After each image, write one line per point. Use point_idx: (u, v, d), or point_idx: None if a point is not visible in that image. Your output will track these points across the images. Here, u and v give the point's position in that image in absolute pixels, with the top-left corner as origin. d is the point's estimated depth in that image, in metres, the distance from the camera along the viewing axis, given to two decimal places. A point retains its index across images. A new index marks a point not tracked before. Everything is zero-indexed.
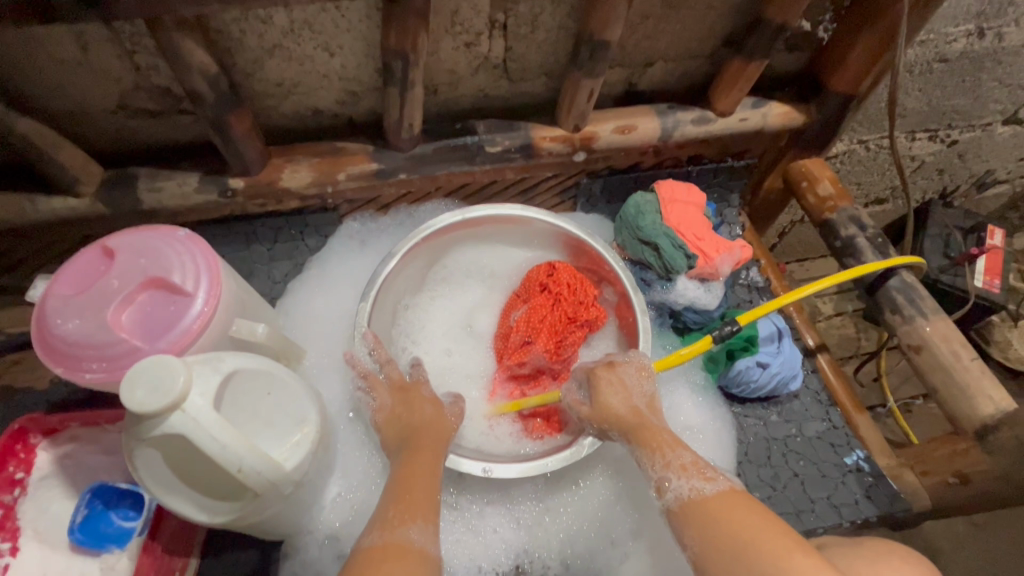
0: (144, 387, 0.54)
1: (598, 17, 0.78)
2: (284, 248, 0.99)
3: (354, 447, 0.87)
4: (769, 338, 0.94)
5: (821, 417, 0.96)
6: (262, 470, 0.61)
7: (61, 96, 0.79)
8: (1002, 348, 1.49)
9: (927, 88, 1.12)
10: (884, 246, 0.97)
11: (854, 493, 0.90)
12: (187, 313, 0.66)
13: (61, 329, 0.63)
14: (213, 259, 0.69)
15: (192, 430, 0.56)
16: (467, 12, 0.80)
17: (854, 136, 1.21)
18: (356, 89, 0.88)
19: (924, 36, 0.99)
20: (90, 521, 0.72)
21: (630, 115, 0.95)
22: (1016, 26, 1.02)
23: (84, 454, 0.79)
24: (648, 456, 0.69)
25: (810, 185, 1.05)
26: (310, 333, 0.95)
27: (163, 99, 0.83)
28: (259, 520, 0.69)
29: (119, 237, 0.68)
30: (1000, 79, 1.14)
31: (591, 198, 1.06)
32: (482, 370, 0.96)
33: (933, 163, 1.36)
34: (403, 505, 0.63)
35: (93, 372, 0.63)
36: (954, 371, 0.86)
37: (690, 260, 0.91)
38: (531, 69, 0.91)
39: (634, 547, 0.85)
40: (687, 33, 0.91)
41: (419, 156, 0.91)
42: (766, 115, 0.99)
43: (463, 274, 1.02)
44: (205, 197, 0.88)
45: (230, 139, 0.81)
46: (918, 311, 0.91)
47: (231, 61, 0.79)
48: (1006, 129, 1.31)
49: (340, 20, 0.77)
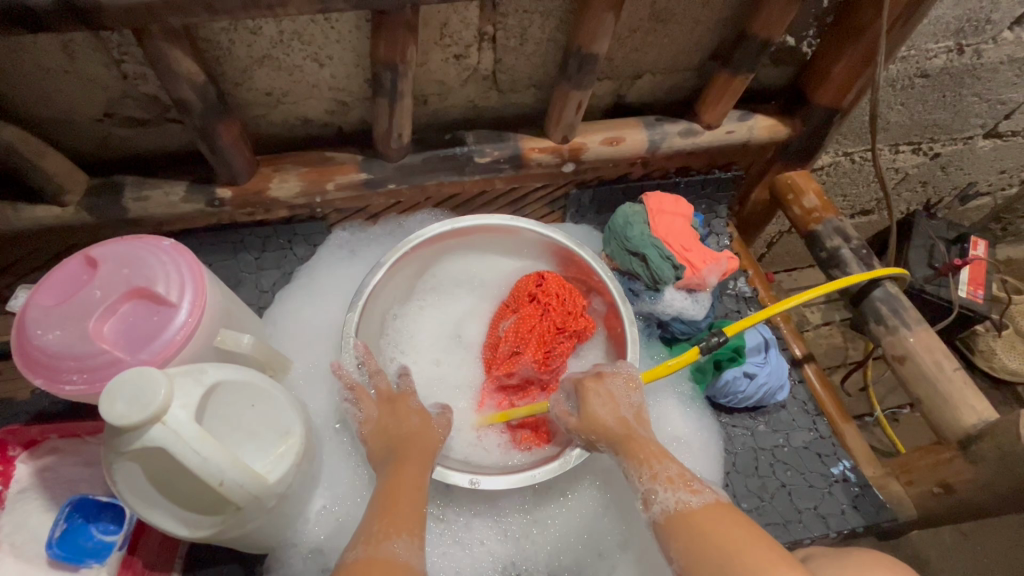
0: (124, 400, 0.54)
1: (586, 30, 0.79)
2: (272, 257, 0.98)
3: (340, 458, 0.87)
4: (756, 348, 0.95)
5: (808, 426, 0.96)
6: (245, 483, 0.60)
7: (46, 104, 0.79)
8: (988, 357, 1.52)
9: (909, 102, 1.14)
10: (869, 258, 0.99)
11: (840, 503, 0.90)
12: (171, 323, 0.65)
13: (41, 340, 0.62)
14: (198, 268, 0.69)
15: (174, 443, 0.55)
16: (456, 25, 0.80)
17: (839, 148, 1.23)
18: (345, 99, 0.88)
19: (906, 51, 1.01)
20: (69, 535, 0.71)
21: (618, 127, 0.96)
22: (995, 43, 1.05)
23: (64, 467, 0.78)
24: (635, 468, 0.69)
25: (796, 198, 1.07)
26: (297, 343, 0.95)
27: (151, 107, 0.82)
28: (242, 534, 0.68)
29: (102, 247, 0.67)
30: (980, 93, 1.16)
31: (580, 209, 1.07)
32: (470, 380, 0.96)
33: (916, 175, 1.38)
34: (388, 519, 0.62)
35: (73, 383, 0.62)
36: (938, 381, 0.87)
37: (677, 270, 0.91)
38: (520, 80, 0.92)
39: (621, 559, 0.85)
40: (675, 47, 0.92)
41: (408, 167, 0.91)
42: (752, 127, 1.00)
43: (452, 284, 1.02)
44: (192, 206, 0.87)
45: (217, 148, 0.81)
46: (902, 322, 0.92)
47: (220, 70, 0.79)
48: (987, 143, 1.33)
49: (329, 31, 0.77)
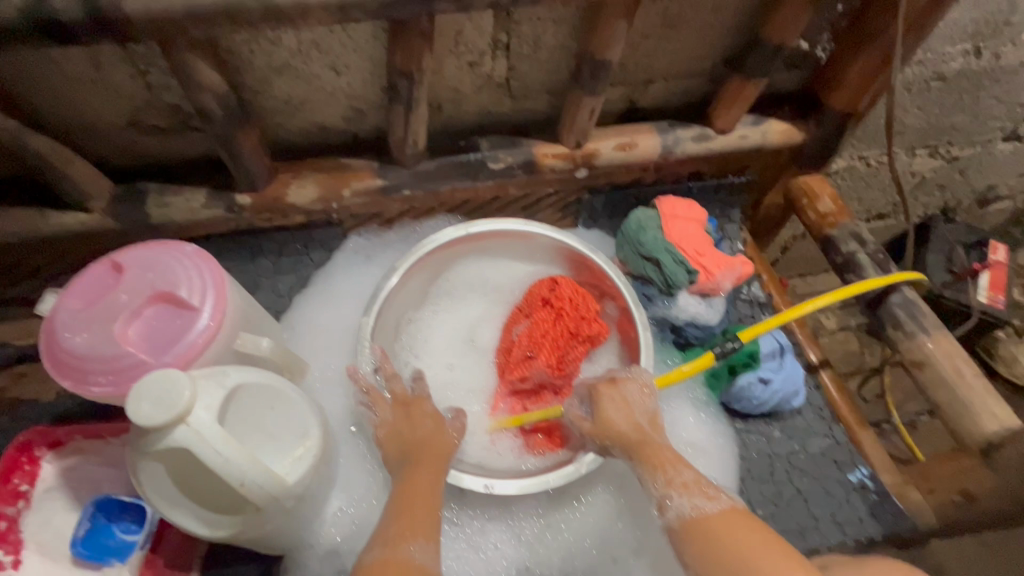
0: (149, 401, 0.55)
1: (599, 37, 0.80)
2: (289, 262, 1.00)
3: (356, 461, 0.88)
4: (772, 354, 0.93)
5: (824, 433, 0.95)
6: (265, 484, 0.61)
7: (74, 113, 0.81)
8: (1009, 363, 1.48)
9: (926, 105, 1.13)
10: (885, 262, 0.98)
11: (858, 511, 0.89)
12: (193, 327, 0.66)
13: (68, 343, 0.64)
14: (219, 273, 0.70)
15: (197, 444, 0.56)
16: (471, 33, 0.81)
17: (854, 152, 1.22)
18: (361, 107, 0.90)
19: (922, 54, 1.01)
20: (92, 534, 0.72)
21: (632, 133, 0.96)
22: (1013, 45, 1.04)
23: (87, 467, 0.79)
24: (649, 474, 0.69)
25: (811, 202, 1.06)
26: (313, 347, 0.96)
27: (174, 116, 0.84)
28: (261, 534, 0.69)
29: (127, 252, 0.69)
30: (999, 96, 1.15)
31: (593, 214, 1.07)
32: (483, 385, 0.96)
33: (934, 179, 1.37)
34: (404, 522, 0.63)
35: (99, 385, 0.64)
36: (958, 388, 0.86)
37: (691, 275, 0.91)
38: (534, 87, 0.93)
39: (635, 565, 0.85)
40: (688, 52, 0.93)
41: (423, 173, 0.93)
42: (766, 132, 1.00)
43: (465, 289, 1.03)
44: (212, 212, 0.89)
45: (238, 156, 0.83)
46: (920, 327, 0.91)
47: (240, 79, 0.81)
48: (1007, 146, 1.31)
49: (347, 41, 0.79)
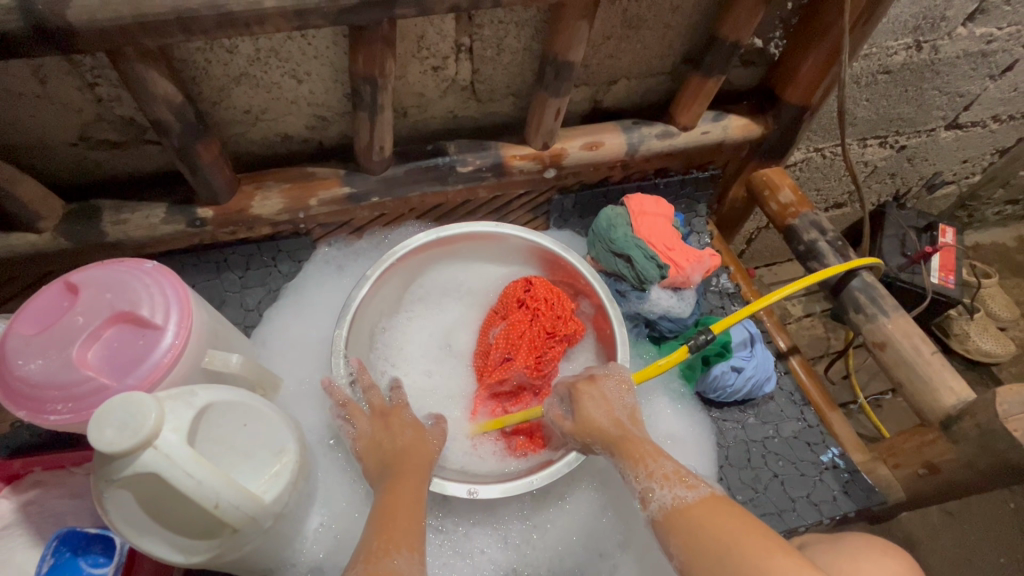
0: (114, 426, 0.53)
1: (561, 39, 0.80)
2: (256, 275, 0.97)
3: (336, 474, 0.86)
4: (742, 343, 0.97)
5: (796, 416, 0.98)
6: (241, 504, 0.59)
7: (19, 130, 0.77)
8: (961, 339, 1.56)
9: (874, 97, 1.18)
10: (844, 249, 1.02)
11: (831, 490, 0.92)
12: (157, 346, 0.64)
13: (23, 370, 0.61)
14: (183, 290, 0.68)
15: (167, 467, 0.54)
16: (433, 37, 0.81)
17: (810, 144, 1.26)
18: (325, 115, 0.89)
19: (868, 49, 1.05)
20: (57, 571, 0.66)
21: (598, 132, 0.98)
22: (950, 38, 1.09)
23: (49, 500, 0.75)
24: (631, 468, 0.69)
25: (772, 193, 1.09)
26: (287, 360, 0.94)
27: (126, 129, 0.81)
28: (240, 557, 0.67)
29: (82, 272, 0.66)
30: (940, 87, 1.21)
31: (563, 214, 1.08)
32: (462, 390, 0.96)
33: (884, 168, 1.43)
34: (386, 535, 0.62)
35: (58, 413, 0.61)
36: (918, 365, 0.90)
37: (661, 270, 0.92)
38: (498, 90, 0.93)
39: (622, 559, 0.85)
40: (648, 52, 0.94)
41: (391, 179, 0.92)
42: (726, 127, 1.03)
43: (439, 294, 1.02)
44: (173, 227, 0.86)
45: (197, 168, 0.80)
46: (880, 310, 0.95)
47: (197, 89, 0.79)
48: (949, 134, 1.38)
49: (306, 47, 0.77)
